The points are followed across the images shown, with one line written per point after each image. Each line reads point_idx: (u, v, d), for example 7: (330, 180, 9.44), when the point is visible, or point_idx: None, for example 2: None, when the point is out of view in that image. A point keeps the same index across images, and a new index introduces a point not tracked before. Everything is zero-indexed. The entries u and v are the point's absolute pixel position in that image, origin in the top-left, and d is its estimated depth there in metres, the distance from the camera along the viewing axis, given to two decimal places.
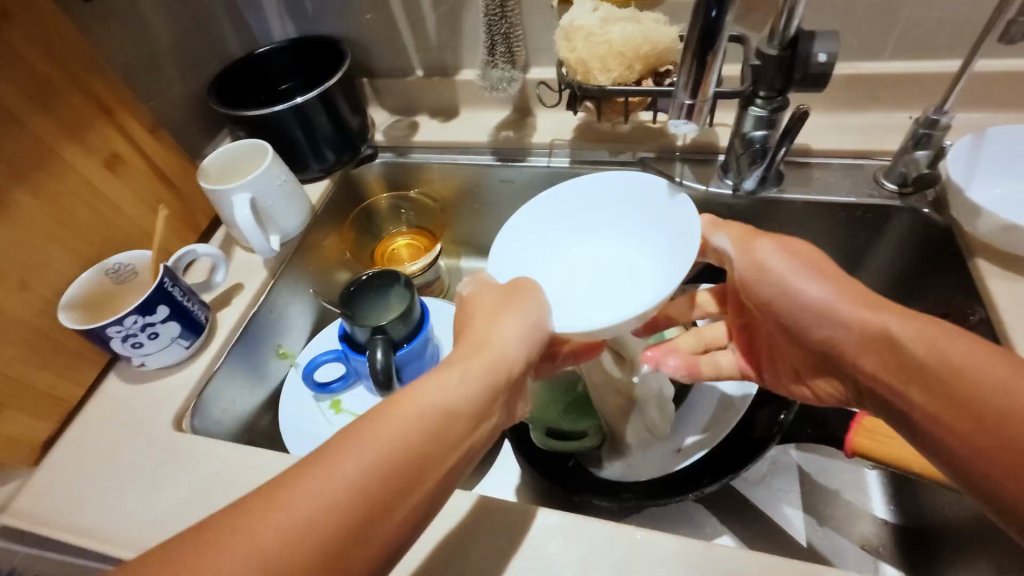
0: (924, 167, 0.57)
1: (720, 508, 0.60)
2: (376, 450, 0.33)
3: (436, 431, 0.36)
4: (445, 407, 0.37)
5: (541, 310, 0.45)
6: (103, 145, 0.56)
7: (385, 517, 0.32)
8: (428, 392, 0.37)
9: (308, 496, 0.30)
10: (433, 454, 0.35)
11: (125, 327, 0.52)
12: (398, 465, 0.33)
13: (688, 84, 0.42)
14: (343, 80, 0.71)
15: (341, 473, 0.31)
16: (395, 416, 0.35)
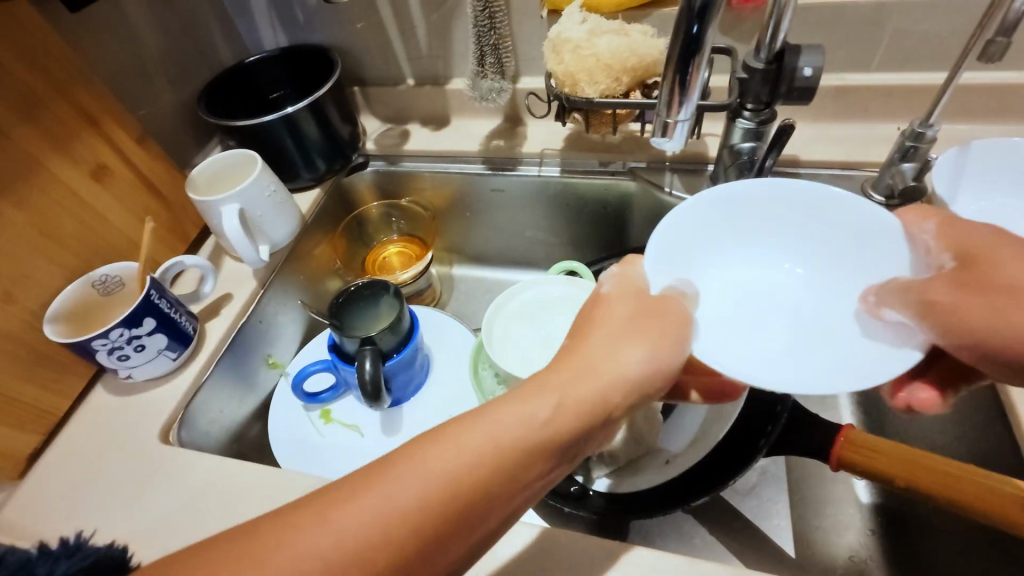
0: (910, 179, 0.57)
1: (709, 519, 0.60)
2: (440, 478, 0.31)
3: (508, 470, 0.32)
4: (524, 442, 0.33)
5: (676, 341, 0.38)
6: (90, 157, 0.56)
7: (437, 548, 0.30)
8: (512, 421, 0.33)
9: (360, 517, 0.29)
10: (498, 491, 0.32)
11: (111, 340, 0.52)
12: (460, 499, 0.31)
13: (670, 101, 0.42)
14: (333, 88, 0.71)
15: (399, 495, 0.30)
16: (463, 443, 0.32)
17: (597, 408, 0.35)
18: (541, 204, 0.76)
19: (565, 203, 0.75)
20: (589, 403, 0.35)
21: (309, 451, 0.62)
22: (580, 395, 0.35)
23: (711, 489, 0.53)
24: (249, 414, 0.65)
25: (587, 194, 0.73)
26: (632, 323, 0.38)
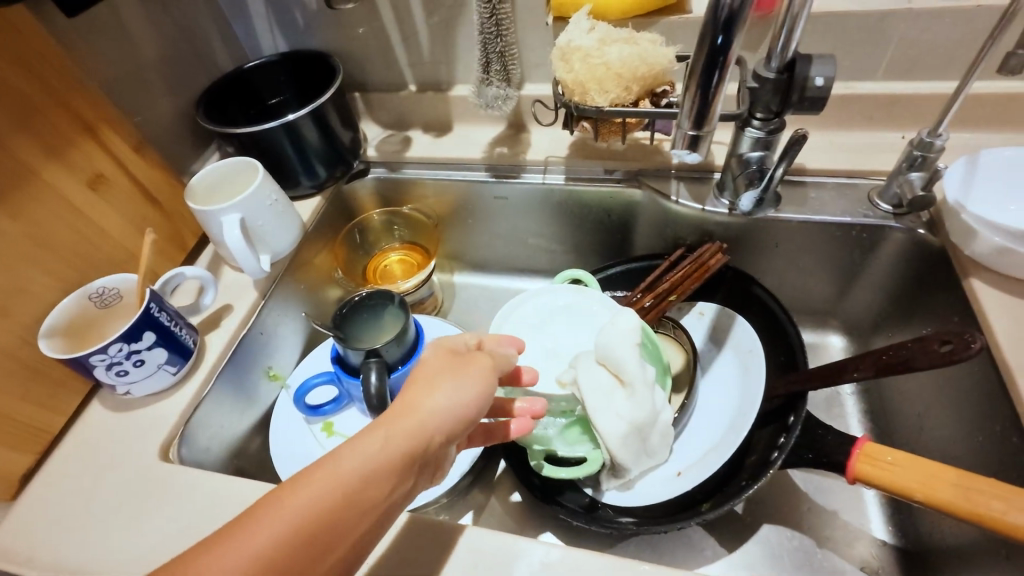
0: (918, 189, 0.57)
1: (720, 532, 0.59)
2: (269, 540, 0.29)
3: (346, 507, 0.32)
4: (358, 481, 0.32)
5: (487, 382, 0.40)
6: (85, 165, 0.54)
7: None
8: (340, 464, 0.33)
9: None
10: (339, 531, 0.31)
11: (109, 355, 0.50)
12: (294, 554, 0.30)
13: (692, 114, 0.44)
14: (335, 94, 0.70)
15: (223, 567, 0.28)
16: (292, 496, 0.31)
17: (424, 438, 0.36)
18: (545, 212, 0.75)
19: (570, 211, 0.74)
20: (413, 437, 0.35)
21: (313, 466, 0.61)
22: (407, 428, 0.35)
23: (722, 504, 0.53)
24: (249, 428, 0.64)
25: (591, 203, 0.72)
26: (442, 369, 0.39)
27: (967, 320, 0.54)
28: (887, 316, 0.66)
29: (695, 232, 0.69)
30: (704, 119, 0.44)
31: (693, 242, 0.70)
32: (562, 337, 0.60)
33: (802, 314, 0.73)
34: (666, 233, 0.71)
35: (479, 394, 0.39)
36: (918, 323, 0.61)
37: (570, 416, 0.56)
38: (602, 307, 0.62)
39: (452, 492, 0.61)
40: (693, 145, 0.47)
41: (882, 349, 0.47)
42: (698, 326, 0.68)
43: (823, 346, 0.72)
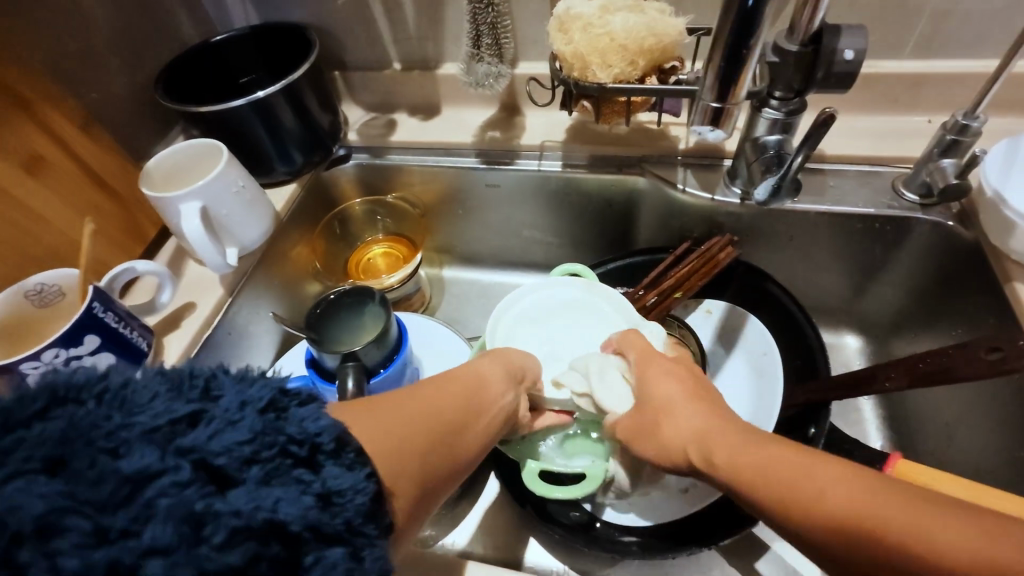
0: (952, 177, 0.51)
1: (733, 551, 0.54)
2: (445, 397, 0.38)
3: (487, 396, 0.41)
4: (492, 383, 0.42)
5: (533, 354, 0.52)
6: (22, 144, 0.48)
7: (451, 452, 0.36)
8: (478, 368, 0.43)
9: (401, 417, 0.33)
10: (483, 411, 0.40)
11: (43, 362, 0.44)
12: (461, 412, 0.38)
13: (715, 84, 0.41)
14: (311, 71, 0.63)
15: (421, 404, 0.35)
16: (450, 379, 0.40)
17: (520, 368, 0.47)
18: (540, 202, 0.70)
19: (567, 201, 0.69)
20: (514, 363, 0.46)
21: None
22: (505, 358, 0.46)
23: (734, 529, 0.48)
24: None
25: (590, 191, 0.67)
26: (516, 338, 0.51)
27: (1004, 323, 0.49)
28: (907, 315, 0.61)
29: (702, 224, 0.63)
30: (729, 90, 0.41)
31: (700, 234, 0.64)
32: (559, 339, 0.55)
33: (815, 312, 0.68)
34: (671, 224, 0.66)
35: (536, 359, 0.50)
36: (945, 324, 0.57)
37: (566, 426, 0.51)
38: (604, 307, 0.56)
39: (438, 506, 0.56)
40: (716, 120, 0.43)
41: (915, 357, 0.42)
42: (705, 325, 0.63)
43: (838, 347, 0.67)
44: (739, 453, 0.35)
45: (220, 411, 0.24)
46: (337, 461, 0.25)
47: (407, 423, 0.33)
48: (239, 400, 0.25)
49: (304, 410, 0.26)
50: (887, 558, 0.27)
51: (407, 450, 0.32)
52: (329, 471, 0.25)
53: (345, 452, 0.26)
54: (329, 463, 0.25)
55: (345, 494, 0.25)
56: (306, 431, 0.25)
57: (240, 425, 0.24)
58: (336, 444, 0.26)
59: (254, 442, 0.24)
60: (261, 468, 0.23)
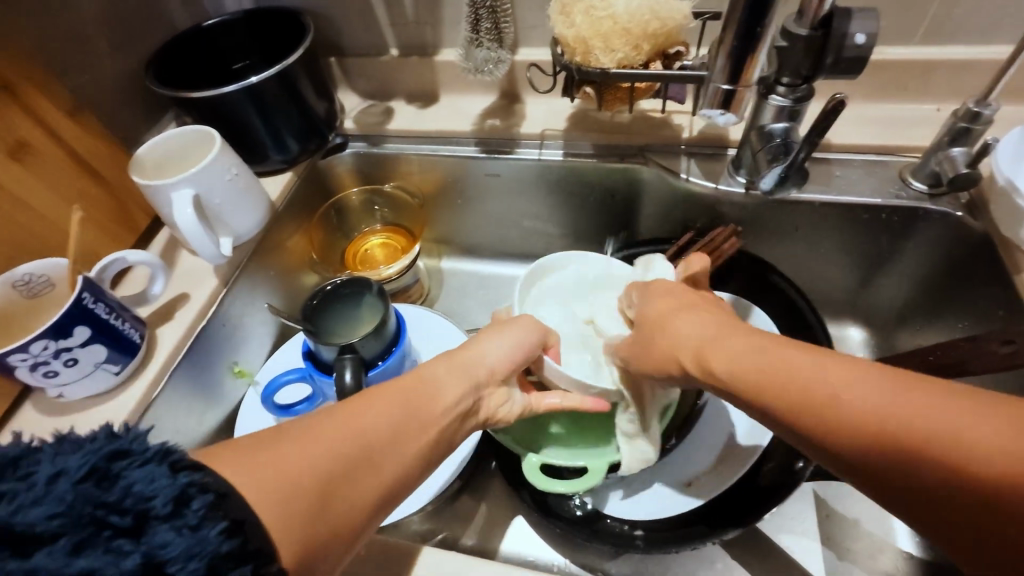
0: (961, 166, 0.50)
1: (735, 545, 0.54)
2: (365, 424, 0.36)
3: (416, 416, 0.39)
4: (425, 399, 0.40)
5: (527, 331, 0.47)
6: (6, 130, 0.46)
7: (359, 488, 0.34)
8: (418, 375, 0.42)
9: (293, 454, 0.32)
10: (410, 433, 0.38)
11: (32, 354, 0.43)
12: (378, 439, 0.36)
13: (726, 68, 0.40)
14: (306, 56, 0.61)
15: (325, 438, 0.34)
16: (379, 398, 0.38)
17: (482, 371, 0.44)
18: (541, 191, 0.69)
19: (568, 190, 0.68)
20: (473, 364, 0.44)
21: None
22: (465, 359, 0.44)
23: (738, 523, 0.48)
24: (213, 429, 0.58)
25: (592, 181, 0.66)
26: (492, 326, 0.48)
27: (1014, 315, 0.48)
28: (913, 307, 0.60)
29: (705, 215, 0.62)
30: (740, 74, 0.41)
31: (703, 225, 0.63)
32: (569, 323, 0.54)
33: (819, 304, 0.67)
34: (673, 215, 0.64)
35: (530, 342, 0.47)
36: (952, 316, 0.56)
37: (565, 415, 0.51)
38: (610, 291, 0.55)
39: (438, 500, 0.55)
40: (727, 102, 0.43)
41: (926, 350, 0.45)
42: None
43: (842, 339, 0.66)
44: (783, 359, 0.33)
45: (29, 488, 0.24)
46: (174, 524, 0.25)
47: (293, 467, 0.32)
48: (54, 471, 0.25)
49: (136, 472, 0.25)
50: (917, 466, 0.26)
51: (288, 502, 0.30)
52: (158, 536, 0.24)
53: (188, 510, 0.25)
54: (162, 527, 0.24)
55: (177, 562, 0.24)
56: (139, 494, 0.25)
57: (45, 502, 0.24)
58: (172, 505, 0.25)
59: (65, 516, 0.24)
60: (70, 539, 0.23)
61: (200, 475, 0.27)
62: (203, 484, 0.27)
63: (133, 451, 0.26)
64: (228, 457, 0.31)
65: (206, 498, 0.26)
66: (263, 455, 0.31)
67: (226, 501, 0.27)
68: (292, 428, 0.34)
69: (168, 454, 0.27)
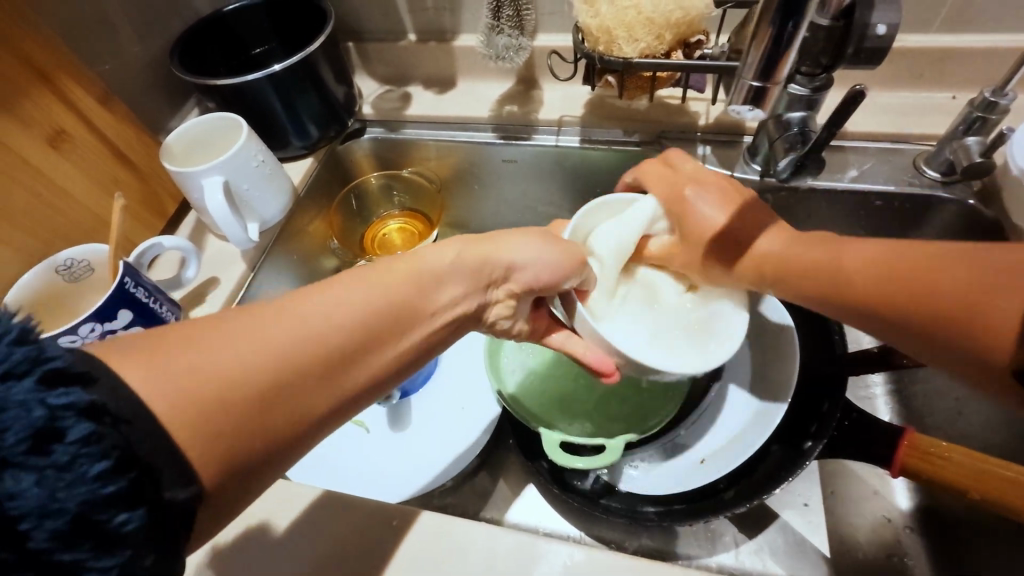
0: (976, 155, 0.51)
1: (743, 518, 0.56)
2: (316, 318, 0.32)
3: (392, 313, 0.36)
4: (400, 297, 0.36)
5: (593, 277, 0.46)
6: (44, 119, 0.48)
7: (302, 399, 0.31)
8: (415, 263, 0.38)
9: (234, 343, 0.29)
10: (375, 334, 0.34)
11: (80, 336, 0.45)
12: (346, 335, 0.33)
13: (758, 64, 0.42)
14: (327, 42, 0.62)
15: (268, 334, 0.30)
16: (349, 287, 0.35)
17: (489, 267, 0.42)
18: (557, 176, 0.69)
19: (583, 176, 0.69)
20: (492, 261, 0.42)
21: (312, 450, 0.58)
22: (473, 264, 0.41)
23: (749, 498, 0.48)
24: None
25: (608, 166, 0.67)
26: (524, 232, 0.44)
27: None
28: None
29: None
30: (771, 71, 0.42)
31: None
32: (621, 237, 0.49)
33: None
34: None
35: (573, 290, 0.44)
36: None
37: (552, 395, 0.58)
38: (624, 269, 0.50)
39: (460, 475, 0.58)
40: (755, 99, 0.44)
41: None
42: None
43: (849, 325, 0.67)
44: (814, 254, 0.43)
45: None
46: (36, 465, 0.21)
47: (225, 366, 0.28)
48: None
49: None
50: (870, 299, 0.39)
51: (204, 413, 0.27)
52: (11, 482, 0.21)
53: (58, 447, 0.22)
54: (18, 471, 0.21)
55: (31, 517, 0.21)
56: None
57: None
58: (32, 442, 0.22)
59: None
60: None
61: (83, 394, 0.23)
62: (86, 408, 0.23)
63: None
64: (142, 356, 0.27)
65: (84, 430, 0.22)
66: (188, 354, 0.28)
67: (124, 431, 0.24)
68: (241, 312, 0.31)
69: (40, 364, 0.23)
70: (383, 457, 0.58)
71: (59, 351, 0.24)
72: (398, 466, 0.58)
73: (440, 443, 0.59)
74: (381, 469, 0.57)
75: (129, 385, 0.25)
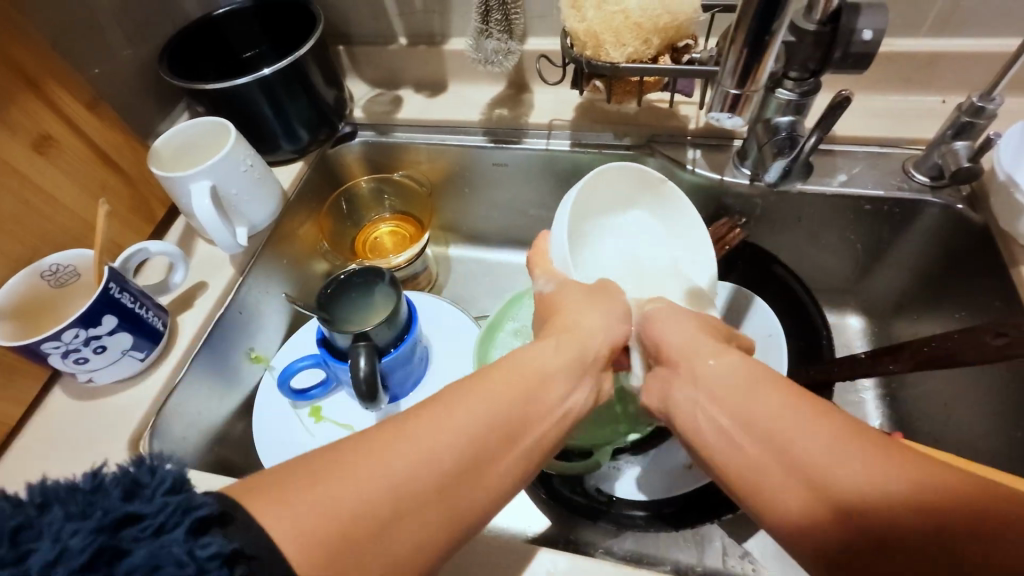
0: (964, 159, 0.51)
1: (731, 522, 0.56)
2: (439, 436, 0.32)
3: (512, 420, 0.35)
4: (513, 401, 0.36)
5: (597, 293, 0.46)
6: (30, 124, 0.48)
7: (423, 523, 0.30)
8: (524, 364, 0.39)
9: (363, 473, 0.29)
10: (494, 446, 0.34)
11: (64, 342, 0.45)
12: (468, 448, 0.33)
13: (737, 70, 0.42)
14: (316, 46, 0.62)
15: (396, 458, 0.30)
16: (471, 398, 0.35)
17: (591, 355, 0.42)
18: (547, 179, 0.69)
19: (574, 180, 0.68)
20: (587, 345, 0.42)
21: (298, 452, 0.57)
22: (574, 357, 0.41)
23: (735, 504, 0.48)
24: (231, 414, 0.59)
25: None
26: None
27: (1010, 307, 0.50)
28: (911, 299, 0.61)
29: (709, 205, 0.63)
30: (748, 77, 0.42)
31: (706, 214, 0.64)
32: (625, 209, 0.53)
33: (818, 292, 0.68)
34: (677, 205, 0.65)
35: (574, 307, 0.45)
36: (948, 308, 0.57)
37: None
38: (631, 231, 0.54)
39: None
40: (734, 105, 0.45)
41: (919, 342, 0.46)
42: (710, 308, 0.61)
43: (840, 328, 0.67)
44: (761, 394, 0.34)
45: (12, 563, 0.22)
46: None
47: (355, 497, 0.28)
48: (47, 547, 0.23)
49: (145, 545, 0.24)
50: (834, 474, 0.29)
51: (350, 538, 0.28)
52: None
53: None
54: None
55: None
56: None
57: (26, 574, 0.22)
58: None
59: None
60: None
61: (220, 539, 0.25)
62: (227, 555, 0.24)
63: (141, 515, 0.25)
64: (273, 491, 0.28)
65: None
66: (321, 483, 0.29)
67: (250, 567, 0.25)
68: (374, 434, 0.32)
69: (188, 512, 0.25)
70: None
71: (202, 497, 0.26)
72: None
73: None
74: None
75: (263, 527, 0.26)
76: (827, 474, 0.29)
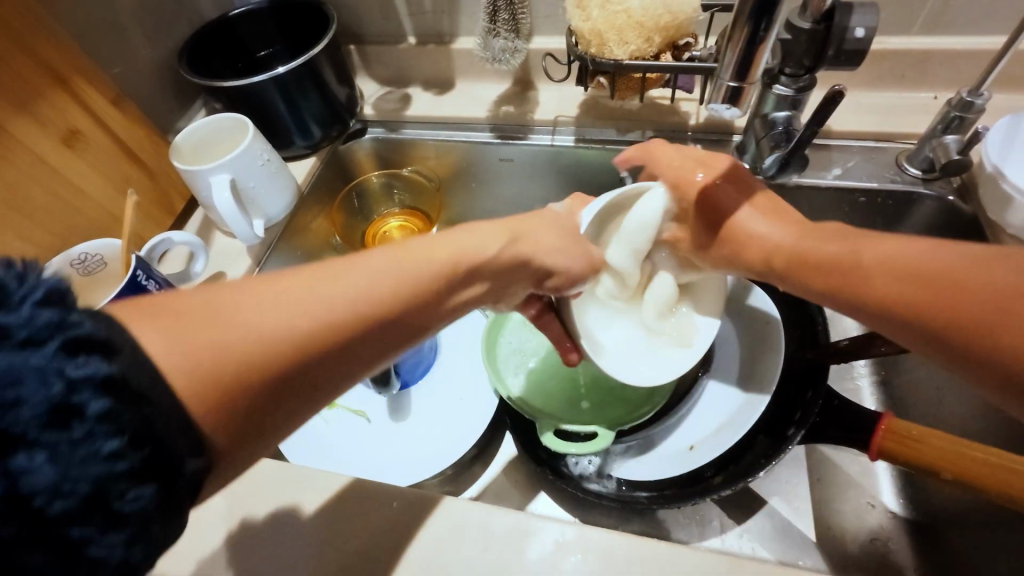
0: (953, 153, 0.53)
1: (730, 503, 0.58)
2: (347, 295, 0.31)
3: (423, 299, 0.35)
4: (427, 278, 0.35)
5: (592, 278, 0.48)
6: (59, 119, 0.50)
7: (315, 384, 0.30)
8: (450, 247, 0.38)
9: (260, 323, 0.27)
10: (401, 317, 0.33)
11: None
12: (372, 307, 0.32)
13: (734, 66, 0.44)
14: (330, 45, 0.64)
15: (298, 312, 0.29)
16: (383, 267, 0.33)
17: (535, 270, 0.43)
18: (552, 174, 0.71)
19: (578, 174, 0.71)
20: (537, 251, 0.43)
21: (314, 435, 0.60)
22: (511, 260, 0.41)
23: (735, 482, 0.50)
24: None
25: (601, 165, 0.69)
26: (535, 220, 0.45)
27: None
28: None
29: None
30: (746, 71, 0.44)
31: None
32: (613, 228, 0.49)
33: None
34: None
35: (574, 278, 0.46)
36: None
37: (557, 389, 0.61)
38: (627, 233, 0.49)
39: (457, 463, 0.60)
40: (733, 98, 0.46)
41: None
42: None
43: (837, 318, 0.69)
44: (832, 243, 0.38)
45: None
46: (49, 446, 0.20)
47: (247, 343, 0.27)
48: None
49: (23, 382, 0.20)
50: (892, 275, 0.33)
51: (237, 373, 0.26)
52: (17, 459, 0.20)
53: (75, 424, 0.21)
54: (32, 451, 0.20)
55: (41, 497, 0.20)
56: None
57: None
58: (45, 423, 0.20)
59: None
60: None
61: (108, 370, 0.22)
62: (109, 389, 0.22)
63: (10, 327, 0.20)
64: (160, 319, 0.25)
65: (104, 405, 0.21)
66: (208, 324, 0.26)
67: (145, 409, 0.23)
68: (270, 279, 0.29)
69: (63, 330, 0.21)
70: (382, 446, 0.60)
71: (83, 318, 0.22)
72: (396, 453, 0.59)
73: (441, 429, 0.60)
74: (379, 456, 0.59)
75: (152, 351, 0.24)
76: (886, 280, 0.33)
